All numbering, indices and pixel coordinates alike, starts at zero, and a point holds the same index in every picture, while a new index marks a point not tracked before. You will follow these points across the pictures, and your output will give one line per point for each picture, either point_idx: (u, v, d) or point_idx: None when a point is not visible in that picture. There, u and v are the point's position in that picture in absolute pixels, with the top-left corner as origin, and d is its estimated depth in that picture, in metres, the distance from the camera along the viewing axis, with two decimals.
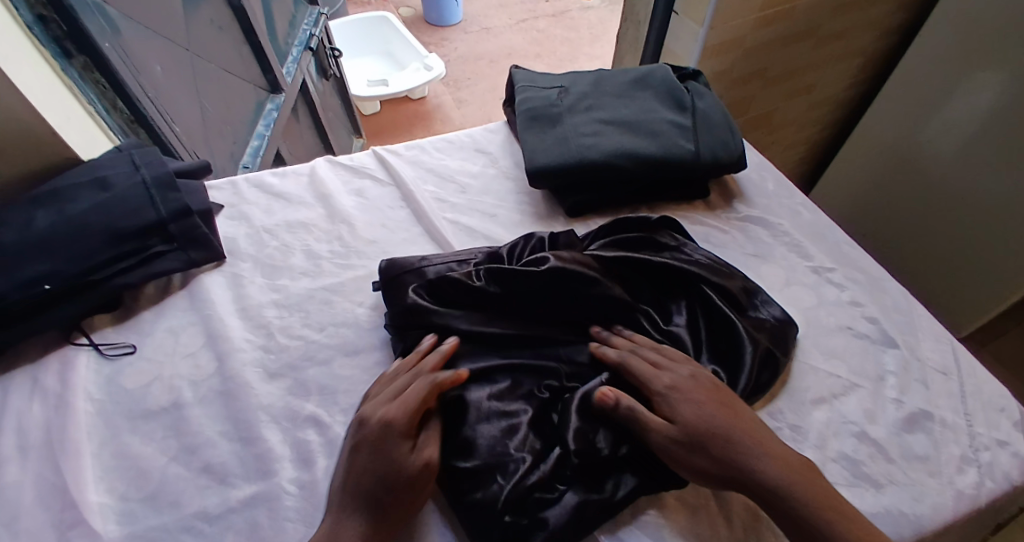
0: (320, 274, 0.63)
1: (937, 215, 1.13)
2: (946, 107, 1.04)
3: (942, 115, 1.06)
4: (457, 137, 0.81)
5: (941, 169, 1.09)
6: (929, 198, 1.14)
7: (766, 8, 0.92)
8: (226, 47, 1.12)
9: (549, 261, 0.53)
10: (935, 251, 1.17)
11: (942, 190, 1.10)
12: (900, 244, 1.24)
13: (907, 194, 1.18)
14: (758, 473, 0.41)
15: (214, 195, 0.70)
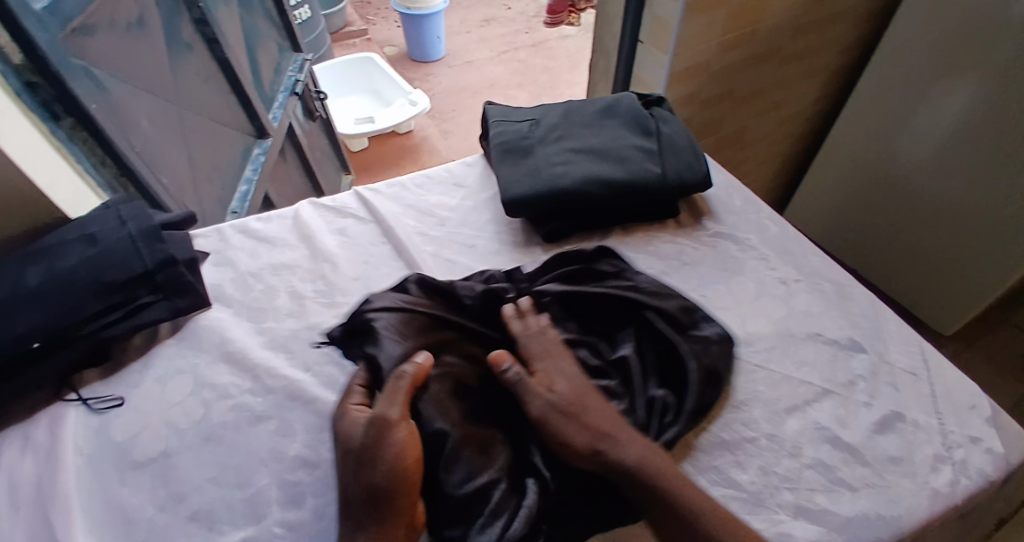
0: (305, 314, 0.64)
1: (915, 222, 1.17)
2: (916, 117, 1.08)
3: (911, 126, 1.09)
4: (435, 172, 0.84)
5: (917, 176, 1.12)
6: (907, 203, 1.17)
7: (726, 33, 0.96)
8: (213, 98, 1.16)
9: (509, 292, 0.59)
10: (920, 256, 1.20)
11: (920, 197, 1.14)
12: (883, 249, 1.28)
13: (885, 201, 1.22)
14: (622, 450, 0.45)
15: (201, 243, 0.72)
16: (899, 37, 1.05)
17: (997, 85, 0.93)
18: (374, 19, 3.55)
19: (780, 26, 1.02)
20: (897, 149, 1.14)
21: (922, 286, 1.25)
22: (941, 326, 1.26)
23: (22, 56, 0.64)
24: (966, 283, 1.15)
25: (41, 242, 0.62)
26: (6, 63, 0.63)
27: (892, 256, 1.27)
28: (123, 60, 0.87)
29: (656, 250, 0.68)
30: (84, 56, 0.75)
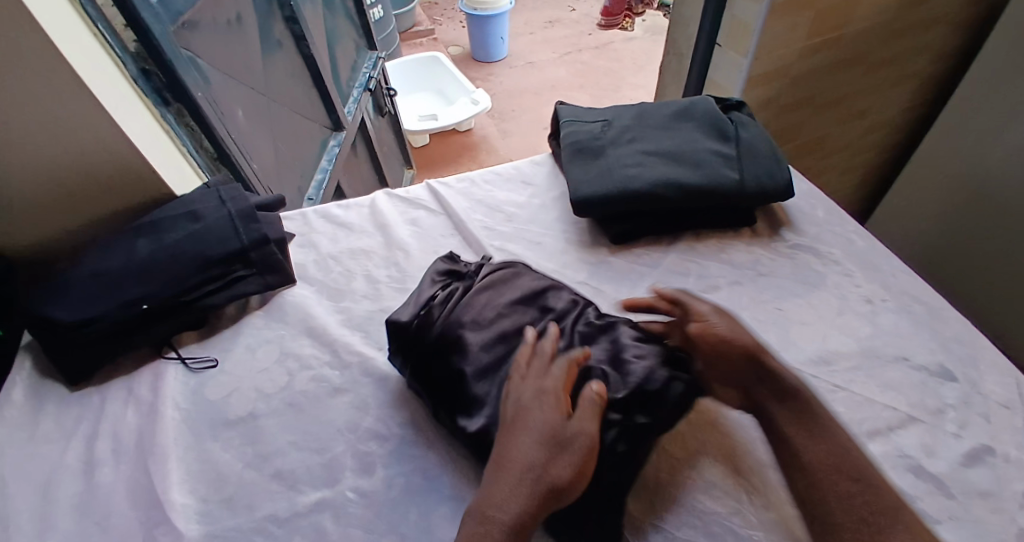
0: (380, 297, 0.67)
1: (1011, 243, 1.06)
2: (1015, 123, 1.00)
3: (1008, 135, 1.02)
4: (505, 170, 0.86)
5: (1015, 190, 1.03)
6: (1002, 222, 1.07)
7: (810, 38, 0.93)
8: (297, 91, 1.22)
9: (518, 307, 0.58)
10: (1012, 285, 1.09)
11: (1017, 214, 1.04)
12: (971, 277, 1.17)
13: (979, 219, 1.12)
14: (793, 442, 0.45)
15: (286, 225, 0.77)
16: (1004, 41, 0.99)
17: None
18: (442, 19, 3.63)
19: (868, 31, 0.98)
20: (990, 160, 1.06)
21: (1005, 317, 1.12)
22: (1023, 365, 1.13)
23: (136, 45, 0.71)
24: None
25: (151, 215, 0.68)
26: (123, 51, 0.70)
27: (977, 282, 1.16)
28: (223, 52, 0.94)
29: (730, 258, 0.67)
30: (191, 48, 0.82)
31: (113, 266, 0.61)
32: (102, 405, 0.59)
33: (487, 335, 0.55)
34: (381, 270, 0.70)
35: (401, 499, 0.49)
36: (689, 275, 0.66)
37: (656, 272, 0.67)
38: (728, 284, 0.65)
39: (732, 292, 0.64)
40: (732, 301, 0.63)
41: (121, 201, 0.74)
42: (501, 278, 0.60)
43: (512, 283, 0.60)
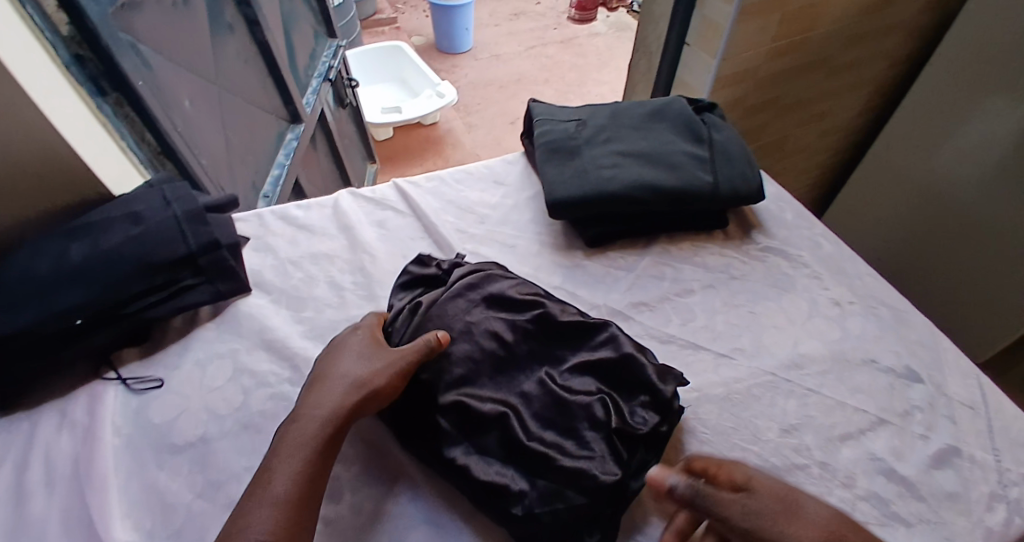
0: (344, 305, 0.63)
1: (951, 242, 1.13)
2: (959, 130, 1.05)
3: (954, 134, 1.06)
4: (475, 168, 0.83)
5: (956, 193, 1.09)
6: (941, 222, 1.14)
7: (778, 40, 0.93)
8: (251, 80, 1.16)
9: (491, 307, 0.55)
10: (949, 281, 1.16)
11: (956, 215, 1.10)
12: (913, 273, 1.24)
13: (921, 218, 1.18)
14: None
15: (241, 227, 0.72)
16: (956, 39, 1.02)
17: None
18: (404, 7, 3.53)
19: (833, 34, 0.99)
20: (937, 156, 1.11)
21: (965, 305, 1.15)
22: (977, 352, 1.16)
23: (69, 28, 0.64)
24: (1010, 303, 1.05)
25: (85, 217, 0.61)
26: (54, 35, 0.63)
27: (935, 273, 1.19)
28: (168, 39, 0.87)
29: (703, 262, 0.67)
30: (131, 31, 0.75)
31: (39, 274, 0.55)
32: (30, 430, 0.53)
33: (459, 353, 0.51)
34: (345, 275, 0.66)
35: (369, 525, 0.47)
36: (664, 279, 0.65)
37: (632, 276, 0.66)
38: (702, 287, 0.64)
39: (707, 296, 0.63)
40: (707, 306, 0.62)
41: (54, 201, 0.67)
42: (473, 285, 0.57)
43: (486, 288, 0.57)
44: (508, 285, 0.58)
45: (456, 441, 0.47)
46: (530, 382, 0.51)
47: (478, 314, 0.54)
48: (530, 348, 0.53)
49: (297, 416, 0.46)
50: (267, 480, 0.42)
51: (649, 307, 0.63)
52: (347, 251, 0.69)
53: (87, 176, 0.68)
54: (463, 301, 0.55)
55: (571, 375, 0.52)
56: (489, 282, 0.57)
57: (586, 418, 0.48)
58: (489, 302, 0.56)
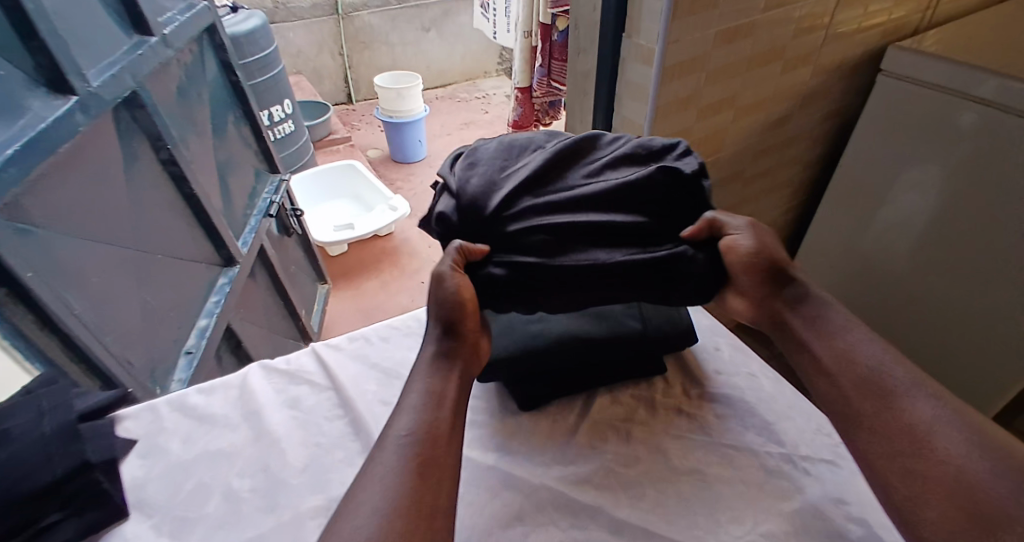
0: (238, 524, 0.55)
1: (917, 309, 1.14)
2: (885, 204, 1.12)
3: (881, 208, 1.13)
4: (402, 321, 0.78)
5: (904, 261, 1.13)
6: (900, 291, 1.16)
7: (693, 162, 0.96)
8: (177, 234, 1.12)
9: (495, 149, 0.65)
10: (925, 347, 1.16)
11: (911, 282, 1.13)
12: (889, 346, 1.24)
13: (880, 291, 1.21)
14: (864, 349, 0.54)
15: (129, 426, 0.65)
16: (857, 137, 1.12)
17: (955, 164, 0.98)
18: (360, 124, 3.70)
19: (743, 150, 1.04)
20: (873, 231, 1.17)
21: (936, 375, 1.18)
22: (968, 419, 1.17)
23: None
24: (981, 367, 1.09)
25: None
26: None
27: (908, 340, 1.19)
28: (73, 212, 0.83)
29: (650, 422, 0.62)
30: (23, 217, 0.72)
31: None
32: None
33: (537, 201, 0.59)
34: (246, 479, 0.59)
35: None
36: (605, 446, 0.60)
37: (573, 444, 0.60)
38: (648, 453, 0.59)
39: (653, 464, 0.58)
40: (655, 477, 0.57)
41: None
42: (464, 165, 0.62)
43: (500, 178, 0.61)
44: (505, 153, 0.64)
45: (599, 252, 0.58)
46: (579, 177, 0.62)
47: (534, 205, 0.59)
48: (561, 152, 0.63)
49: (385, 435, 0.51)
50: (354, 499, 0.45)
51: (591, 486, 0.56)
52: (254, 444, 0.62)
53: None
54: (478, 173, 0.61)
55: (605, 156, 0.64)
56: (479, 152, 0.64)
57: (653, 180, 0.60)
58: (513, 161, 0.63)
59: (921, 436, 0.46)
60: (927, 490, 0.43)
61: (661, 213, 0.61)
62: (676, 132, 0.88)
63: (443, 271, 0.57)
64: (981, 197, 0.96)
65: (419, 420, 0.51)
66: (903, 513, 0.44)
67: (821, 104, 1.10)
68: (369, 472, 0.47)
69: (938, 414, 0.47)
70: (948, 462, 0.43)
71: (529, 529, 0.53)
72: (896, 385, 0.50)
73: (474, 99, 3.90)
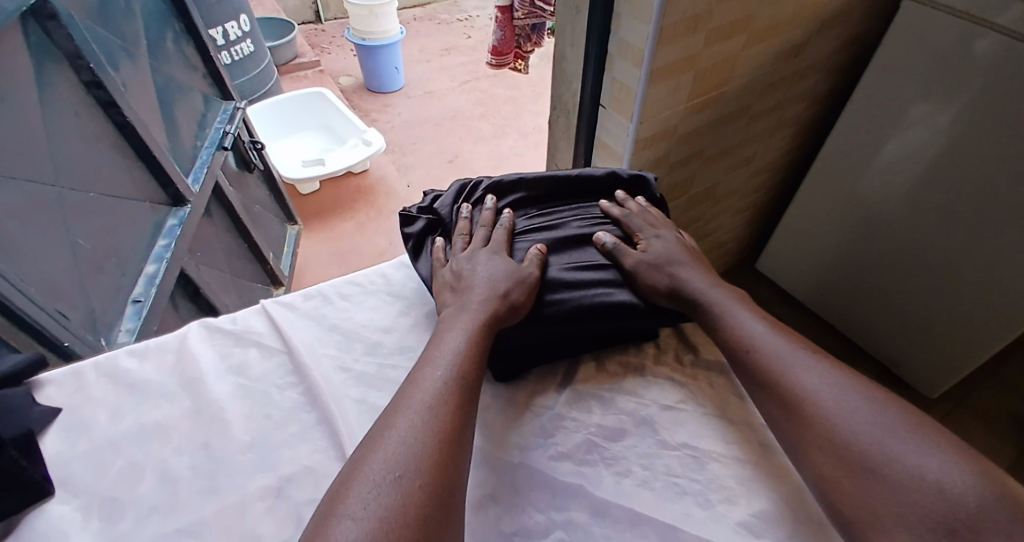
0: (174, 507, 0.47)
1: (905, 266, 1.08)
2: (881, 153, 1.03)
3: (875, 159, 1.04)
4: (364, 276, 0.70)
5: (893, 217, 1.06)
6: (887, 247, 1.10)
7: (694, 97, 0.85)
8: (114, 171, 0.99)
9: (484, 193, 0.69)
10: (910, 305, 1.12)
11: (901, 239, 1.07)
12: (874, 302, 1.19)
13: (867, 247, 1.14)
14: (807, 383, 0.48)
15: (49, 394, 0.56)
16: (870, 75, 0.98)
17: (960, 109, 0.88)
18: (330, 47, 3.40)
19: (751, 84, 0.93)
20: (864, 183, 1.08)
21: (917, 335, 1.14)
22: (942, 380, 1.15)
23: None
24: (966, 329, 1.04)
25: None
26: None
27: (893, 298, 1.14)
28: None
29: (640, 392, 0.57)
30: None
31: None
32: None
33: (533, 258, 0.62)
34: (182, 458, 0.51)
35: None
36: (591, 417, 0.54)
37: (553, 415, 0.55)
38: (636, 425, 0.54)
39: (641, 438, 0.53)
40: (643, 453, 0.52)
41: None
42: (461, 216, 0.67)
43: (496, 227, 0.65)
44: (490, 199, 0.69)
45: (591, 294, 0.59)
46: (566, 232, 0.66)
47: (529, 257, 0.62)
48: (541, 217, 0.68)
49: (368, 447, 0.44)
50: (334, 508, 0.40)
51: (573, 461, 0.51)
52: (195, 417, 0.54)
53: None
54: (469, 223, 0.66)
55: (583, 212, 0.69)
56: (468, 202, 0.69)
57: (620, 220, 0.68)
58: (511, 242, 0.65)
59: (858, 437, 0.43)
60: (844, 472, 0.43)
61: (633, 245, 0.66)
62: (679, 61, 0.77)
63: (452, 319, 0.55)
64: (985, 147, 0.87)
65: (440, 416, 0.45)
66: (829, 497, 0.44)
67: (838, 31, 0.98)
68: (357, 474, 0.41)
69: (835, 391, 0.47)
70: (853, 435, 0.44)
71: (503, 511, 0.48)
72: (805, 381, 0.48)
73: (455, 21, 3.59)
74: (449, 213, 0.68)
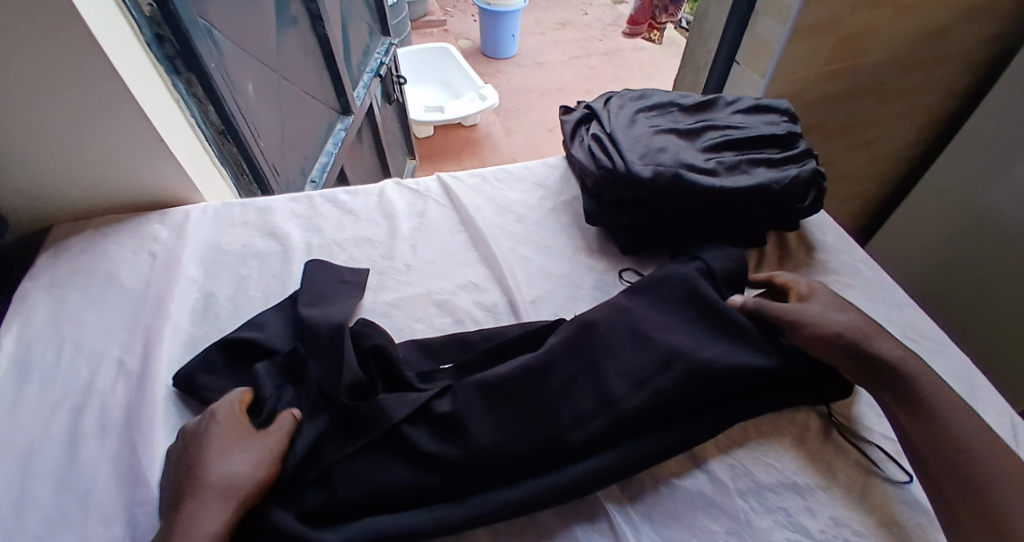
0: (383, 289, 0.67)
1: (1010, 283, 1.03)
2: (1014, 169, 0.98)
3: (1011, 171, 0.99)
4: (517, 169, 0.84)
5: (1009, 237, 1.01)
6: (994, 265, 1.06)
7: (828, 64, 0.92)
8: (311, 71, 1.16)
9: (640, 96, 0.74)
10: (1006, 319, 1.06)
11: (1014, 257, 1.01)
12: (972, 315, 1.13)
13: (981, 265, 1.09)
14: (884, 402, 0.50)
15: (292, 208, 0.77)
16: (1019, 69, 0.95)
17: None
18: (454, 10, 3.54)
19: (887, 61, 0.96)
20: (992, 194, 1.03)
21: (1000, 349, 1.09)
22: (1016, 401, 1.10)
23: (153, 10, 0.65)
24: None
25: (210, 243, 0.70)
26: (139, 14, 0.64)
27: (988, 312, 1.10)
28: (240, 24, 0.87)
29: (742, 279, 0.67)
30: (206, 14, 0.75)
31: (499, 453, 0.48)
32: (78, 363, 0.58)
33: (676, 143, 0.64)
34: (228, 286, 0.67)
35: None
36: None
37: None
38: None
39: None
40: None
41: (137, 187, 0.74)
42: (615, 106, 0.72)
43: (643, 122, 0.68)
44: (647, 101, 0.72)
45: (728, 177, 0.60)
46: (715, 129, 0.66)
47: (674, 142, 0.64)
48: (694, 118, 0.69)
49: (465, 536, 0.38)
50: None
51: None
52: (234, 249, 0.71)
53: (169, 169, 0.73)
54: (620, 117, 0.69)
55: (743, 117, 0.68)
56: (623, 101, 0.73)
57: (782, 127, 0.66)
58: (658, 130, 0.66)
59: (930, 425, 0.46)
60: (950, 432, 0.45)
61: (789, 148, 0.64)
62: (819, 25, 0.84)
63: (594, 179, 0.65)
64: None
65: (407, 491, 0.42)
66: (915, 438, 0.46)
67: (989, 24, 0.98)
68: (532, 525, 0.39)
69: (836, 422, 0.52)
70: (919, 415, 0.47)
71: None
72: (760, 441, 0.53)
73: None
74: (603, 107, 0.73)
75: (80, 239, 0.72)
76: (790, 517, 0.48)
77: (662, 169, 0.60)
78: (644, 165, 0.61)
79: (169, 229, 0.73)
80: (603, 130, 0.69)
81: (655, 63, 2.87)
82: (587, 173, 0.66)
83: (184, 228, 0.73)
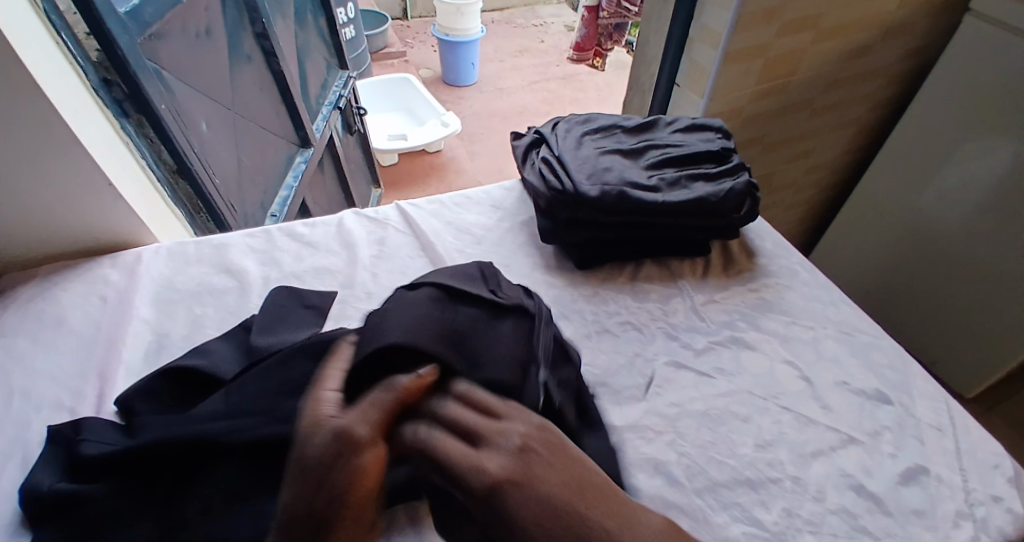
0: (343, 317, 0.67)
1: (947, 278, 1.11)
2: (941, 173, 1.05)
3: (937, 176, 1.06)
4: (474, 193, 0.86)
5: (942, 236, 1.09)
6: (930, 262, 1.13)
7: (762, 82, 0.98)
8: (267, 106, 1.17)
9: (584, 119, 0.77)
10: (948, 312, 1.13)
11: (948, 254, 1.09)
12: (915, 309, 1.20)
13: (917, 263, 1.16)
14: None
15: (249, 243, 0.77)
16: (936, 81, 1.02)
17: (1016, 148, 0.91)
18: (414, 41, 3.61)
19: (816, 77, 1.03)
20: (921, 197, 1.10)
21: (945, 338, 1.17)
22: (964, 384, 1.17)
23: (99, 54, 0.65)
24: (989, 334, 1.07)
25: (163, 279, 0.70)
26: (84, 59, 0.64)
27: (930, 306, 1.17)
28: (191, 63, 0.87)
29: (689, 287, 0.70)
30: (155, 56, 0.76)
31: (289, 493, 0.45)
32: (24, 415, 0.56)
33: (620, 163, 0.68)
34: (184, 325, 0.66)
35: None
36: (651, 297, 0.69)
37: (623, 299, 0.68)
38: (686, 310, 0.68)
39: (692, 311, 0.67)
40: (690, 327, 0.66)
41: (85, 230, 0.73)
42: (562, 130, 0.75)
43: (589, 144, 0.71)
44: (592, 124, 0.76)
45: (669, 193, 0.64)
46: (656, 148, 0.70)
47: (618, 162, 0.68)
48: (637, 138, 0.73)
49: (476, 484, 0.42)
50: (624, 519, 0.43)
51: (634, 328, 0.65)
52: (190, 288, 0.71)
53: (119, 210, 0.72)
54: (566, 141, 0.72)
55: (682, 136, 0.72)
56: (570, 125, 0.76)
57: (718, 144, 0.70)
58: (602, 152, 0.70)
59: None
60: None
61: (725, 163, 0.68)
62: (750, 47, 0.90)
63: (545, 201, 0.68)
64: None
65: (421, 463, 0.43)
66: None
67: (904, 40, 1.07)
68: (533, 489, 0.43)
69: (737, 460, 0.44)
70: None
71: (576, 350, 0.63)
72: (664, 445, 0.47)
73: (532, 26, 3.70)
74: (551, 131, 0.76)
75: (26, 287, 0.70)
76: (745, 512, 0.50)
77: (607, 188, 0.63)
78: (590, 186, 0.64)
79: (122, 270, 0.72)
80: (551, 154, 0.72)
81: (611, 85, 2.97)
82: (538, 195, 0.69)
83: (138, 269, 0.72)
